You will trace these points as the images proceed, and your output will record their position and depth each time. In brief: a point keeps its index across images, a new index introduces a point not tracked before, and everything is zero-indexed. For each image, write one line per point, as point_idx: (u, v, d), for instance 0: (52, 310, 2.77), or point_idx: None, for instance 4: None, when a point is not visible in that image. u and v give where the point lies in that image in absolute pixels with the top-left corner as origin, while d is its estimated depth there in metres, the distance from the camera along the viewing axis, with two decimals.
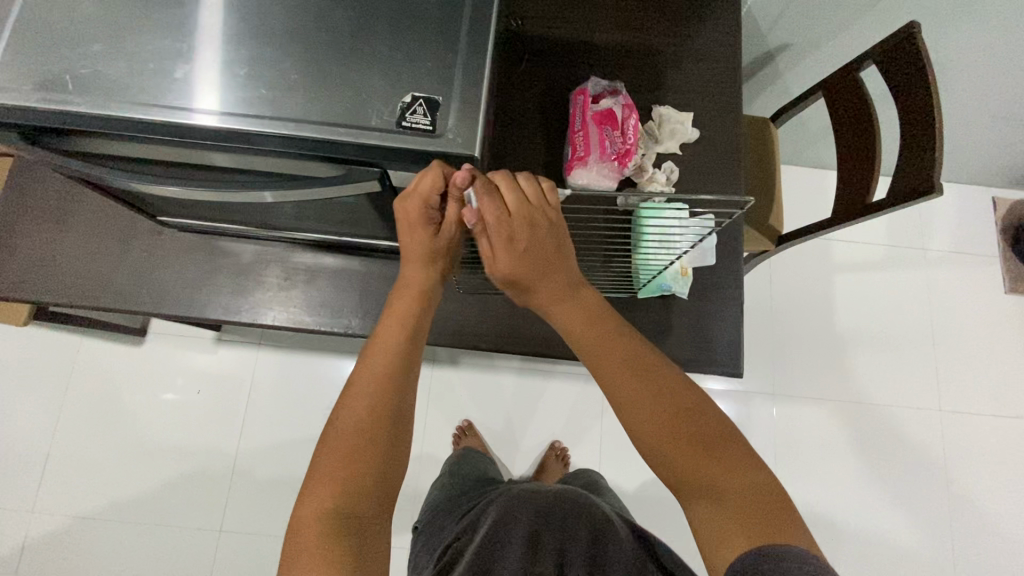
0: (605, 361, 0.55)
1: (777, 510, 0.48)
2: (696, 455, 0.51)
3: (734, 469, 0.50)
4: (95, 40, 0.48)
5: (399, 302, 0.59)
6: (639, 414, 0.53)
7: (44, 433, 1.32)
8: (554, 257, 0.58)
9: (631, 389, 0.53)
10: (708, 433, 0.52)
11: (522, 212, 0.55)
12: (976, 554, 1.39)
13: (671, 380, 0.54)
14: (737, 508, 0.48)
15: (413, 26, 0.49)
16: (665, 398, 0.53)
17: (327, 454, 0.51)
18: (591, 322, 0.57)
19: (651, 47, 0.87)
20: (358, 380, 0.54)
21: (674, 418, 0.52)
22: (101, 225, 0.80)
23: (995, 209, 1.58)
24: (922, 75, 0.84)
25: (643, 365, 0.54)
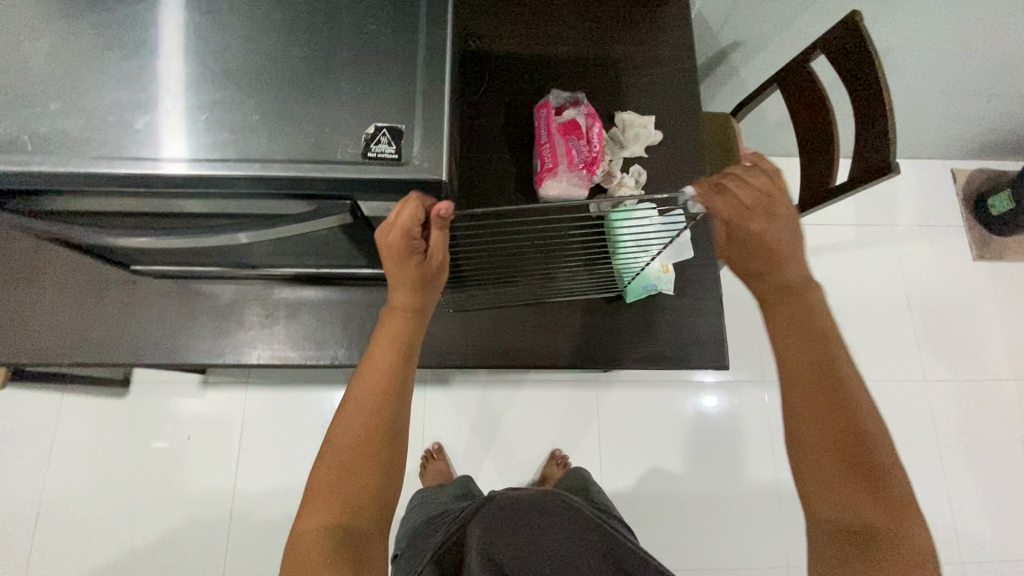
0: (790, 361, 0.52)
1: (915, 559, 0.46)
2: (850, 476, 0.48)
3: (889, 506, 0.47)
4: (51, 98, 0.48)
5: (387, 323, 0.58)
6: (812, 419, 0.50)
7: (31, 497, 1.28)
8: (784, 249, 0.56)
9: (807, 393, 0.51)
10: (873, 463, 0.48)
11: (764, 205, 0.56)
12: (974, 516, 1.42)
13: (858, 402, 0.50)
14: (876, 539, 0.46)
15: (370, 58, 0.50)
16: (841, 411, 0.50)
17: (323, 472, 0.51)
18: (796, 322, 0.53)
19: (607, 55, 0.89)
20: (353, 397, 0.54)
21: (842, 436, 0.49)
22: (71, 280, 0.78)
23: (955, 181, 1.64)
24: (869, 60, 0.87)
25: (832, 378, 0.51)
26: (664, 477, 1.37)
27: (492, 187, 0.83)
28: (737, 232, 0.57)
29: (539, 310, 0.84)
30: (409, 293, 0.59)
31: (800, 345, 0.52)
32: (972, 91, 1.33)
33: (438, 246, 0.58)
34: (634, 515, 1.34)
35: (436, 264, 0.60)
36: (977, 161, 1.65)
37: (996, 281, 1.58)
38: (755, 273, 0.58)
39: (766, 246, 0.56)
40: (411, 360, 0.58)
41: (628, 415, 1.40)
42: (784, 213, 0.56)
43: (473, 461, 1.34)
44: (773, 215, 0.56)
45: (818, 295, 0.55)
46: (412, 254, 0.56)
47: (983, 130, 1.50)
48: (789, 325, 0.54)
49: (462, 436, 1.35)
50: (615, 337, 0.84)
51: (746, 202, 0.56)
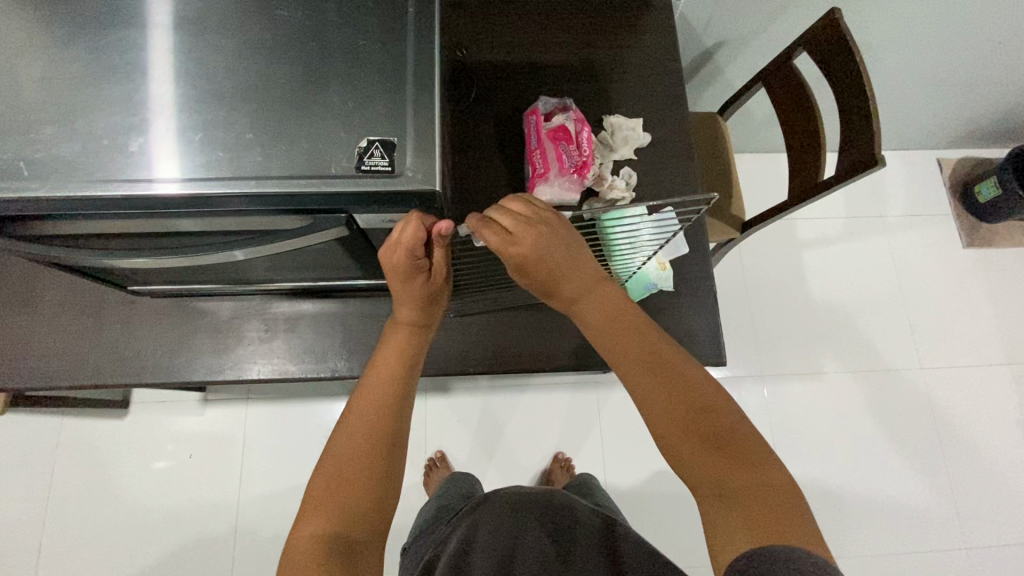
0: (624, 357, 0.57)
1: (781, 506, 0.47)
2: (700, 448, 0.52)
3: (741, 463, 0.50)
4: (46, 124, 0.48)
5: (395, 339, 0.60)
6: (655, 407, 0.54)
7: (33, 522, 1.27)
8: (556, 264, 0.57)
9: (643, 381, 0.55)
10: (717, 427, 0.52)
11: (534, 229, 0.55)
12: (976, 502, 1.43)
13: (686, 374, 0.55)
14: (740, 500, 0.48)
15: (360, 73, 0.51)
16: (677, 388, 0.54)
17: (323, 478, 0.51)
18: (613, 323, 0.59)
19: (593, 61, 0.90)
20: (358, 406, 0.54)
21: (685, 411, 0.53)
22: (68, 303, 0.78)
23: (941, 170, 1.66)
24: (850, 55, 0.89)
25: (660, 358, 0.56)
26: (668, 476, 1.37)
27: (485, 195, 0.83)
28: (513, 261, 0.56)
29: (537, 314, 0.85)
30: (413, 309, 0.60)
31: (624, 339, 0.58)
32: (954, 81, 1.35)
33: (440, 264, 0.59)
34: (639, 514, 1.34)
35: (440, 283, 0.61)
36: (963, 150, 1.67)
37: (987, 268, 1.60)
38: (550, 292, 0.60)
39: (543, 265, 0.56)
40: (413, 373, 0.58)
41: (629, 415, 1.41)
42: (558, 233, 0.56)
43: (477, 468, 1.34)
44: (540, 235, 0.55)
45: (619, 295, 0.61)
46: (416, 275, 0.58)
47: (966, 120, 1.52)
48: (607, 327, 0.59)
49: (465, 443, 1.35)
50: None
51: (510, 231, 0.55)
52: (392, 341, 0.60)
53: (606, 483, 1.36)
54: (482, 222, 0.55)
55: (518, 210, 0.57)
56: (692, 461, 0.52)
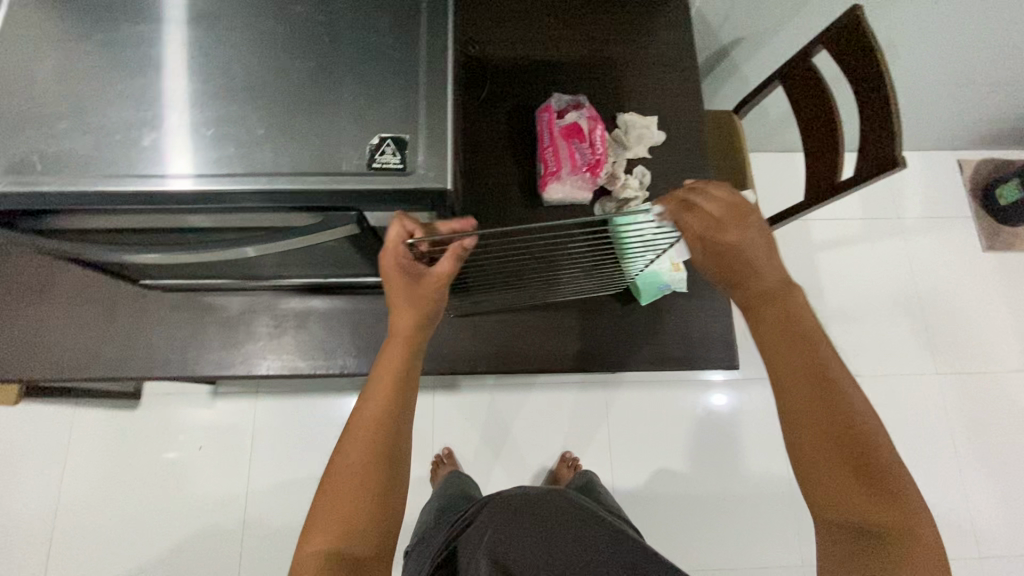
0: (784, 372, 0.51)
1: (923, 555, 0.46)
2: (855, 481, 0.47)
3: (892, 507, 0.47)
4: (60, 118, 0.48)
5: (390, 348, 0.57)
6: (806, 430, 0.49)
7: (46, 511, 1.29)
8: (754, 260, 0.54)
9: (800, 398, 0.50)
10: (876, 467, 0.47)
11: (732, 219, 0.54)
12: (990, 511, 1.40)
13: (856, 409, 0.49)
14: (882, 541, 0.46)
15: (373, 69, 0.50)
16: (838, 414, 0.49)
17: (325, 498, 0.51)
18: (784, 331, 0.52)
19: (608, 57, 0.89)
20: (354, 425, 0.53)
21: (843, 445, 0.48)
22: (82, 295, 0.79)
23: (961, 171, 1.62)
24: (871, 53, 0.87)
25: (832, 380, 0.50)
26: (676, 477, 1.37)
27: (496, 193, 0.83)
28: (709, 243, 0.55)
29: (546, 313, 0.84)
30: (410, 319, 0.57)
31: (789, 351, 0.51)
32: (976, 81, 1.32)
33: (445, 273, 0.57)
34: (645, 515, 1.33)
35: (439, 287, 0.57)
36: (984, 151, 1.63)
37: (1006, 272, 1.57)
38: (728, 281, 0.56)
39: (732, 259, 0.55)
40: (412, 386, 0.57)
41: (638, 416, 1.40)
42: (752, 225, 0.54)
43: (483, 466, 1.34)
44: (739, 223, 0.54)
45: (801, 296, 0.54)
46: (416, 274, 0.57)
47: (988, 120, 1.49)
48: (776, 335, 0.52)
49: (471, 441, 1.35)
50: (622, 339, 0.84)
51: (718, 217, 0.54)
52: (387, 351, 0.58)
53: (613, 484, 1.35)
54: (678, 203, 0.56)
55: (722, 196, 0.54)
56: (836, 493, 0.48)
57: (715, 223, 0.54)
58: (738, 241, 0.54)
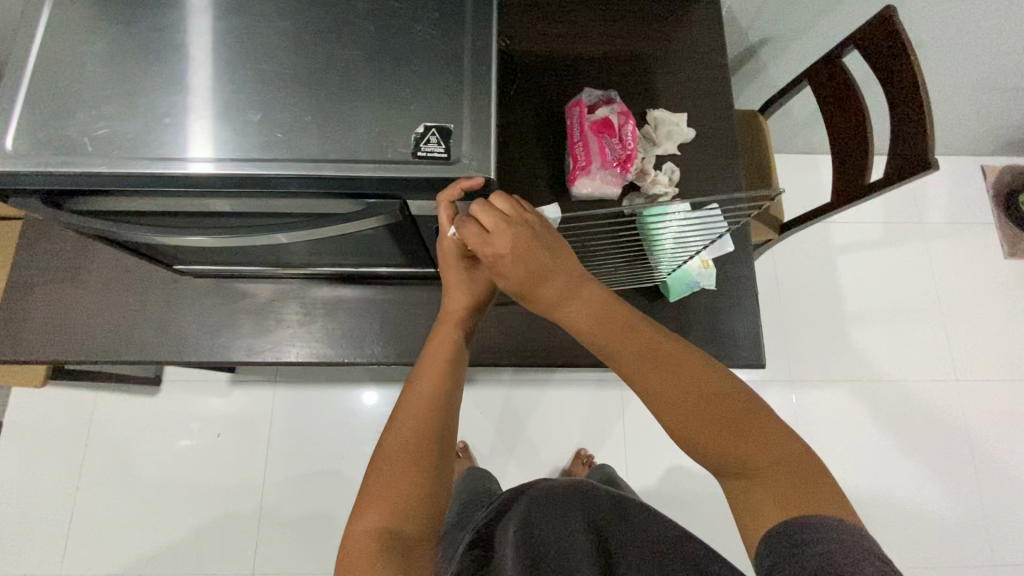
0: (620, 351, 0.50)
1: (812, 478, 0.45)
2: (721, 434, 0.46)
3: (766, 444, 0.46)
4: (110, 101, 0.49)
5: (443, 329, 0.58)
6: (662, 402, 0.49)
7: (67, 493, 1.30)
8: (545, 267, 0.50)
9: (639, 371, 0.49)
10: (733, 412, 0.47)
11: (510, 229, 0.49)
12: (1007, 520, 1.39)
13: (689, 361, 0.49)
14: (773, 483, 0.45)
15: (418, 58, 0.51)
16: (676, 369, 0.48)
17: (378, 476, 0.51)
18: (604, 310, 0.51)
19: (638, 54, 0.89)
20: (407, 404, 0.54)
21: (697, 402, 0.47)
22: (115, 279, 0.80)
23: (985, 177, 1.61)
24: (905, 54, 0.86)
25: (656, 341, 0.50)
26: (690, 477, 1.36)
27: (525, 186, 0.83)
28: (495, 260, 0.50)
29: None
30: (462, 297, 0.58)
31: (615, 330, 0.50)
32: (1005, 86, 1.31)
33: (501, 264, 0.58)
34: None
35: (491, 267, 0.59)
36: (1007, 158, 1.62)
37: None
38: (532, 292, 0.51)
39: (524, 263, 0.50)
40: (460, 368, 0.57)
41: (653, 415, 1.40)
42: (530, 232, 0.50)
43: (498, 460, 1.34)
44: (514, 233, 0.49)
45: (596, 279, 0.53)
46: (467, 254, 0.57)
47: (1014, 126, 1.47)
48: (597, 321, 0.51)
49: (486, 436, 1.36)
50: None
51: (488, 229, 0.49)
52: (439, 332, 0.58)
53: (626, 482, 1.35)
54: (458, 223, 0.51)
55: (498, 205, 0.50)
56: (709, 449, 0.47)
57: (494, 237, 0.49)
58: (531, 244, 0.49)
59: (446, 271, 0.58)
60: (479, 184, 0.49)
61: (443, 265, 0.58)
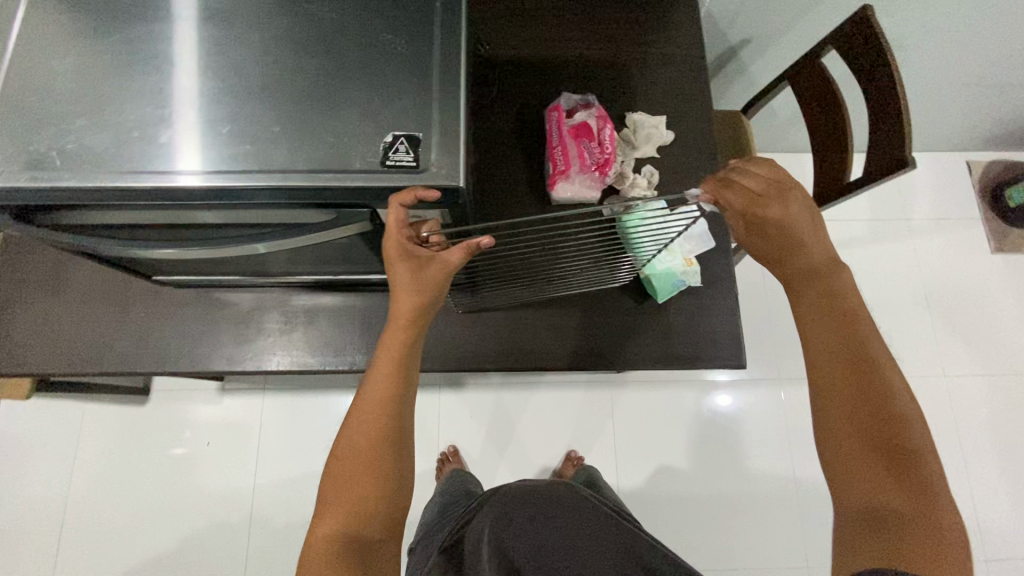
0: (819, 348, 0.53)
1: (950, 545, 0.45)
2: (880, 463, 0.48)
3: (921, 493, 0.47)
4: (80, 115, 0.49)
5: (392, 332, 0.58)
6: (835, 405, 0.51)
7: (56, 505, 1.30)
8: (802, 235, 0.54)
9: (832, 375, 0.52)
10: (906, 450, 0.48)
11: (774, 193, 0.54)
12: (997, 514, 1.39)
13: (891, 391, 0.50)
14: (893, 524, 0.46)
15: (386, 68, 0.51)
16: (870, 391, 0.50)
17: (332, 484, 0.53)
18: (827, 307, 0.54)
19: (617, 57, 0.89)
20: (357, 412, 0.55)
21: (870, 421, 0.49)
22: (95, 291, 0.80)
23: (970, 172, 1.62)
24: (881, 53, 0.87)
25: (869, 360, 0.51)
26: (679, 477, 1.37)
27: (505, 191, 0.83)
28: (753, 221, 0.55)
29: (553, 311, 0.84)
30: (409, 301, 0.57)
31: (823, 330, 0.53)
32: (986, 82, 1.31)
33: (448, 265, 0.57)
34: (650, 514, 1.34)
35: (439, 271, 0.57)
36: (993, 153, 1.62)
37: (1015, 274, 1.56)
38: (776, 254, 0.56)
39: (786, 230, 0.54)
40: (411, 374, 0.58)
41: (643, 416, 1.40)
42: (796, 198, 0.54)
43: (489, 464, 1.35)
44: (785, 197, 0.54)
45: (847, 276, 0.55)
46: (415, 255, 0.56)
47: (997, 121, 1.48)
48: (821, 312, 0.54)
49: (477, 439, 1.36)
50: (628, 337, 0.84)
51: (761, 190, 0.53)
52: (389, 336, 0.58)
53: (617, 483, 1.35)
54: (719, 183, 0.55)
55: (763, 172, 0.55)
56: (858, 472, 0.49)
57: (761, 197, 0.54)
58: (793, 211, 0.54)
59: (391, 269, 0.56)
60: (437, 197, 0.49)
61: (388, 264, 0.56)
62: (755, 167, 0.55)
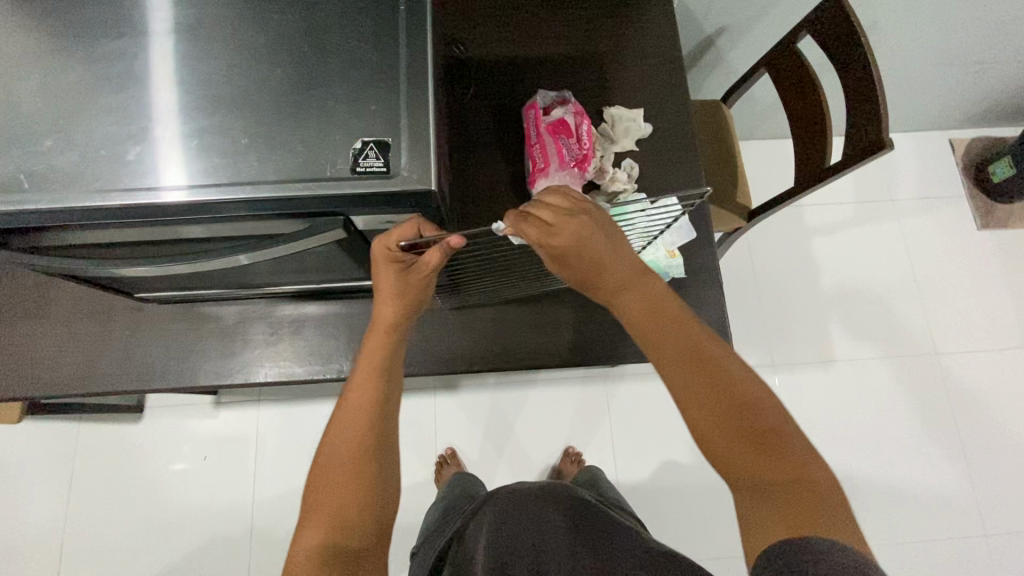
0: (665, 351, 0.52)
1: (831, 508, 0.45)
2: (747, 448, 0.48)
3: (789, 461, 0.47)
4: (46, 135, 0.49)
5: (373, 336, 0.61)
6: (694, 399, 0.50)
7: (54, 529, 1.29)
8: (602, 259, 0.53)
9: (686, 373, 0.51)
10: (761, 426, 0.49)
11: (570, 222, 0.52)
12: (994, 489, 1.40)
13: (734, 372, 0.51)
14: (778, 503, 0.45)
15: (353, 75, 0.51)
16: (721, 382, 0.50)
17: (316, 492, 0.54)
18: (652, 308, 0.54)
19: (592, 52, 0.89)
20: (341, 418, 0.57)
21: (726, 407, 0.49)
22: (79, 310, 0.79)
23: (953, 150, 1.62)
24: (854, 36, 0.87)
25: (706, 352, 0.51)
26: (677, 467, 1.37)
27: (486, 191, 0.83)
28: (555, 250, 0.54)
29: (539, 308, 0.84)
30: (390, 309, 0.60)
31: (669, 332, 0.53)
32: (963, 60, 1.32)
33: (430, 266, 0.58)
34: (650, 506, 1.34)
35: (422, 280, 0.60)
36: (975, 130, 1.63)
37: (1003, 251, 1.57)
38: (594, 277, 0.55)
39: (587, 257, 0.54)
40: (392, 382, 0.60)
41: (639, 409, 1.40)
42: (593, 228, 0.53)
43: (487, 465, 1.35)
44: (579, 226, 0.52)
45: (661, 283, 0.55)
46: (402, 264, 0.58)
47: (977, 98, 1.49)
48: (653, 322, 0.54)
49: (475, 440, 1.36)
50: (614, 332, 0.84)
51: (551, 222, 0.53)
52: (370, 341, 0.61)
53: (616, 477, 1.35)
54: (519, 217, 0.54)
55: (555, 202, 0.54)
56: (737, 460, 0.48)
57: (557, 229, 0.53)
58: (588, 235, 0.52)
59: (378, 274, 0.59)
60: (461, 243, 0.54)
61: (376, 270, 0.60)
62: (549, 199, 0.54)
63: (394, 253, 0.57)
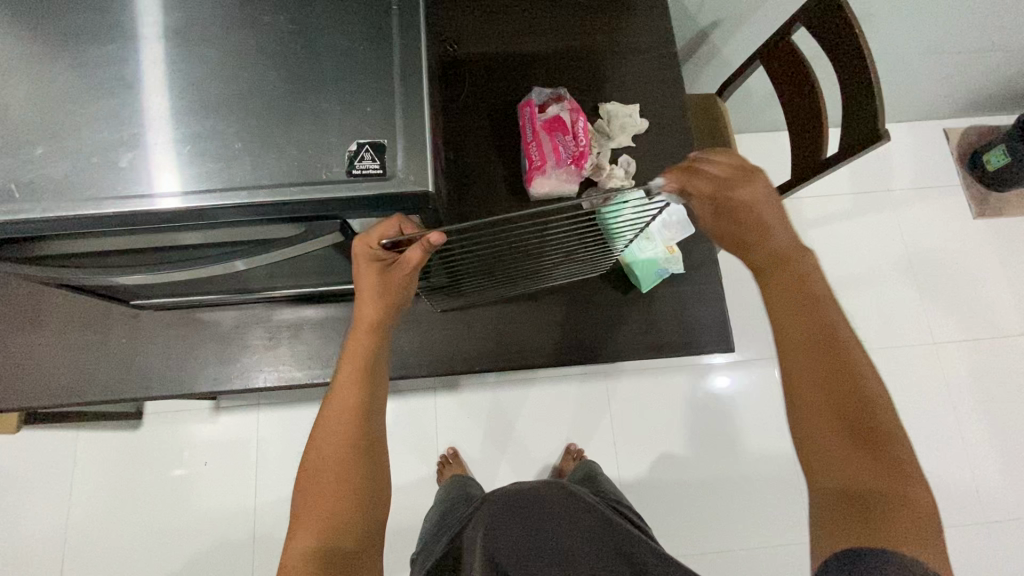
0: (789, 331, 0.53)
1: (918, 524, 0.45)
2: (852, 442, 0.48)
3: (891, 472, 0.47)
4: (37, 143, 0.48)
5: (356, 338, 0.61)
6: (805, 386, 0.51)
7: (55, 538, 1.29)
8: (766, 220, 0.55)
9: (804, 356, 0.51)
10: (872, 425, 0.48)
11: (739, 174, 0.55)
12: (993, 478, 1.41)
13: (860, 372, 0.50)
14: (867, 503, 0.46)
15: (347, 76, 0.50)
16: (836, 372, 0.50)
17: (307, 494, 0.55)
18: (797, 290, 0.54)
19: (586, 48, 0.89)
20: (328, 421, 0.58)
21: (839, 402, 0.49)
22: (73, 319, 0.79)
23: (948, 140, 1.62)
24: (849, 27, 0.87)
25: (836, 341, 0.51)
26: (679, 463, 1.37)
27: (482, 190, 0.82)
28: (723, 205, 0.56)
29: (538, 307, 0.84)
30: (371, 309, 0.60)
31: (795, 315, 0.53)
32: (957, 48, 1.32)
33: (410, 264, 0.57)
34: (652, 501, 1.34)
35: (402, 278, 0.59)
36: (970, 118, 1.63)
37: (999, 239, 1.57)
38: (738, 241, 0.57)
39: (748, 216, 0.55)
40: (377, 383, 0.61)
41: (640, 405, 1.40)
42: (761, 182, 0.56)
43: (489, 464, 1.34)
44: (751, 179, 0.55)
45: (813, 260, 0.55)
46: (381, 264, 0.57)
47: (972, 87, 1.49)
48: (789, 298, 0.54)
49: (476, 439, 1.36)
50: (613, 329, 0.84)
51: (726, 176, 0.55)
52: (352, 343, 0.62)
53: (618, 473, 1.36)
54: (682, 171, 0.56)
55: (722, 159, 0.57)
56: (830, 451, 0.49)
57: (728, 182, 0.55)
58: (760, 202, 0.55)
59: (358, 274, 0.58)
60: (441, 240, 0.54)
61: (356, 271, 0.59)
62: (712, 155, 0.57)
63: (376, 251, 0.55)
